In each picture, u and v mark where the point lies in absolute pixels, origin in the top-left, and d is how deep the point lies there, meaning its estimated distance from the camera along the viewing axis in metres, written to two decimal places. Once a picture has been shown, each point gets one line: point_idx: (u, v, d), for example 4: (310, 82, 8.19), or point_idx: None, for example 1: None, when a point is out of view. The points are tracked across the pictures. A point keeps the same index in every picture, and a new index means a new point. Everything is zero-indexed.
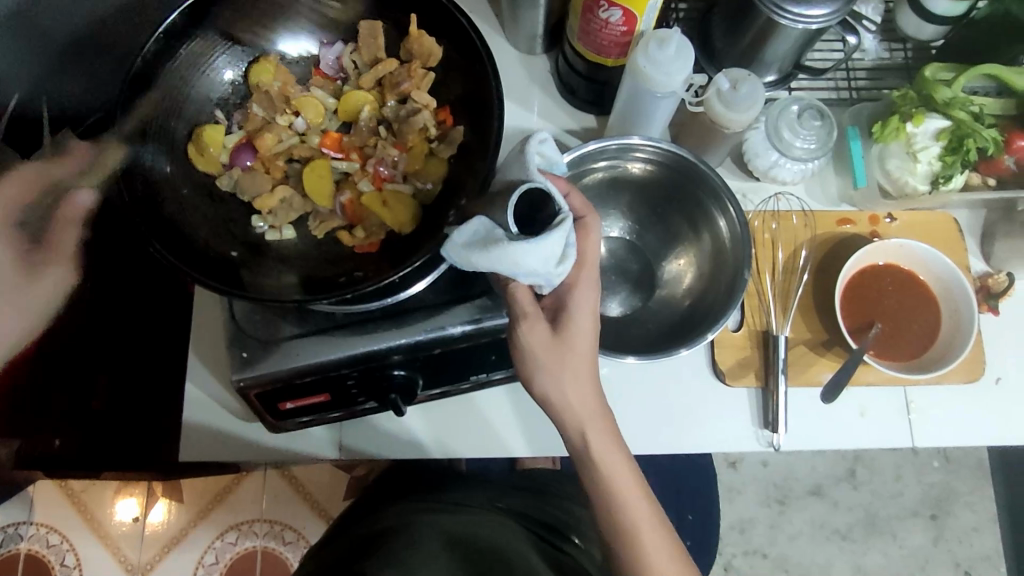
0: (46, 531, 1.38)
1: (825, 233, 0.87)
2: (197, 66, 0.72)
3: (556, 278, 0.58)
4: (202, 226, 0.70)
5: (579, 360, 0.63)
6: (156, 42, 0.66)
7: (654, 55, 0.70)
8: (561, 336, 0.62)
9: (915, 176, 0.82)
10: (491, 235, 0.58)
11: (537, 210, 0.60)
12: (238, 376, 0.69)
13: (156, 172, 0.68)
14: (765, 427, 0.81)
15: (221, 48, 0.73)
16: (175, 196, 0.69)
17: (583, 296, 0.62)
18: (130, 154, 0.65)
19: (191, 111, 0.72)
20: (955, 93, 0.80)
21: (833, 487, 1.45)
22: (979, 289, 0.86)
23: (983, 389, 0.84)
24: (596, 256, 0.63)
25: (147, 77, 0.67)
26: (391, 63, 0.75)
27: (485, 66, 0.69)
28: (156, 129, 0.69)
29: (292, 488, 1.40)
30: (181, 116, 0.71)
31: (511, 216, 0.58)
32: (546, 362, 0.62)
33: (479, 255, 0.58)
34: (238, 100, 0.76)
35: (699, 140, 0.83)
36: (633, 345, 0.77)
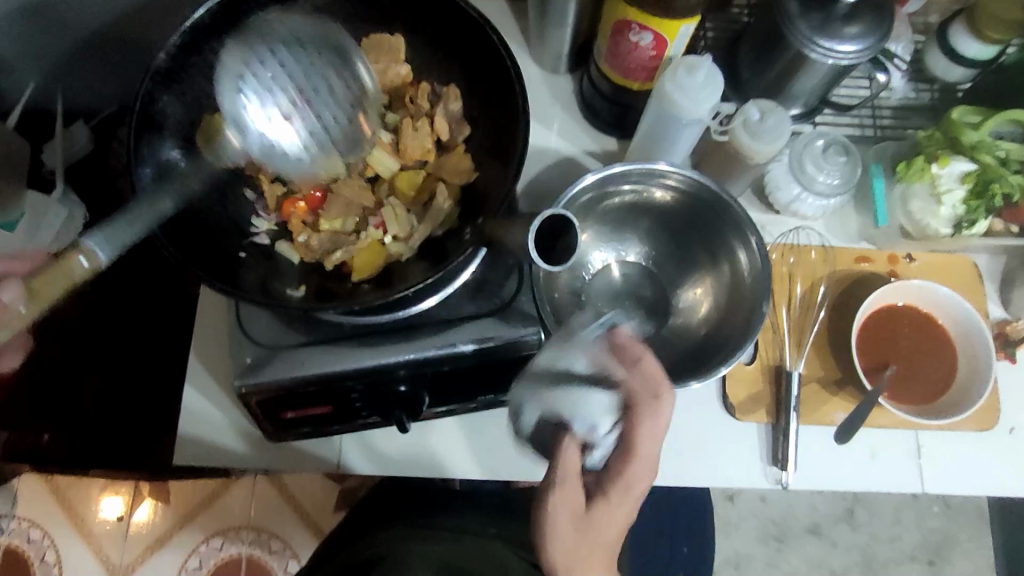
0: (28, 525, 1.35)
1: (842, 271, 0.85)
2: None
3: (604, 467, 0.60)
4: (219, 226, 0.69)
5: (610, 534, 0.61)
6: (182, 36, 0.65)
7: (682, 80, 0.69)
8: (590, 518, 0.59)
9: (937, 219, 0.81)
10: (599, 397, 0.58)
11: (555, 238, 0.57)
12: (240, 381, 0.67)
13: (171, 167, 0.67)
14: (774, 464, 0.79)
15: None
16: None
17: (633, 489, 0.59)
18: (147, 147, 0.64)
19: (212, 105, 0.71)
20: (982, 137, 0.79)
21: (832, 526, 1.42)
22: (996, 336, 0.85)
23: (996, 439, 0.82)
24: (650, 448, 0.58)
25: (170, 70, 0.66)
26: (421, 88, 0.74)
27: (512, 83, 0.68)
28: (175, 122, 0.68)
29: (283, 498, 1.37)
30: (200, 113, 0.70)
31: (532, 242, 0.55)
32: (568, 543, 0.58)
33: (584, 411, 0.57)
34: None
35: (722, 169, 0.82)
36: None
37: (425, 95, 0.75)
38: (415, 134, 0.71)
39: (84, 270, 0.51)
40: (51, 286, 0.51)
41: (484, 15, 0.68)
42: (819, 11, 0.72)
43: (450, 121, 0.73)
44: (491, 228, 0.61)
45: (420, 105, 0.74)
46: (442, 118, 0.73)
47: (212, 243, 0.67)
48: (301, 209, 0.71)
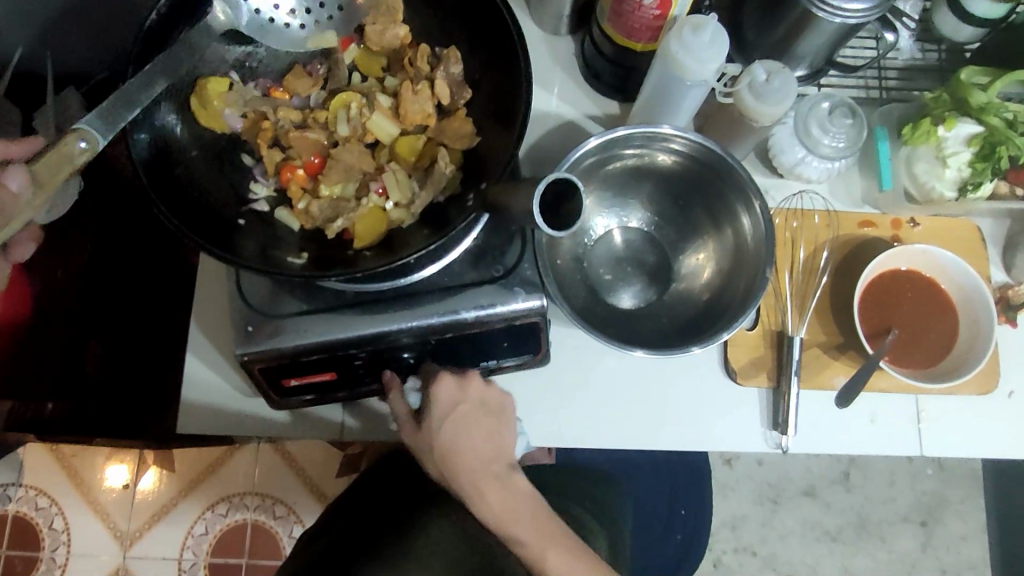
0: (35, 493, 1.37)
1: (846, 236, 0.85)
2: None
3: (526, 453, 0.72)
4: (217, 192, 0.68)
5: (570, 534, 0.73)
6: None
7: (687, 40, 0.68)
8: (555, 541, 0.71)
9: (942, 181, 0.80)
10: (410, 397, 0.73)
11: (563, 200, 0.57)
12: (242, 349, 0.67)
13: (167, 132, 0.65)
14: (774, 428, 0.80)
15: None
16: (184, 157, 0.66)
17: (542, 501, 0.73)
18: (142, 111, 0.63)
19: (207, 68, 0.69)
20: (990, 98, 0.78)
21: (827, 489, 1.45)
22: (998, 300, 0.85)
23: (994, 402, 0.83)
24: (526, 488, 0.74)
25: (164, 31, 0.64)
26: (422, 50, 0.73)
27: (513, 42, 0.67)
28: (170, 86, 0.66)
29: (286, 465, 1.38)
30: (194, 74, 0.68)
31: (538, 206, 0.55)
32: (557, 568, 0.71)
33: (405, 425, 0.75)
34: (257, 64, 0.73)
35: (726, 132, 0.81)
36: (639, 337, 0.75)
37: (426, 57, 0.73)
38: (415, 98, 0.70)
39: (82, 154, 0.54)
40: (54, 172, 0.53)
41: None
42: None
43: (452, 84, 0.71)
44: (493, 193, 0.61)
45: (421, 68, 0.72)
46: (442, 81, 0.71)
47: (210, 209, 0.66)
48: (300, 175, 0.70)
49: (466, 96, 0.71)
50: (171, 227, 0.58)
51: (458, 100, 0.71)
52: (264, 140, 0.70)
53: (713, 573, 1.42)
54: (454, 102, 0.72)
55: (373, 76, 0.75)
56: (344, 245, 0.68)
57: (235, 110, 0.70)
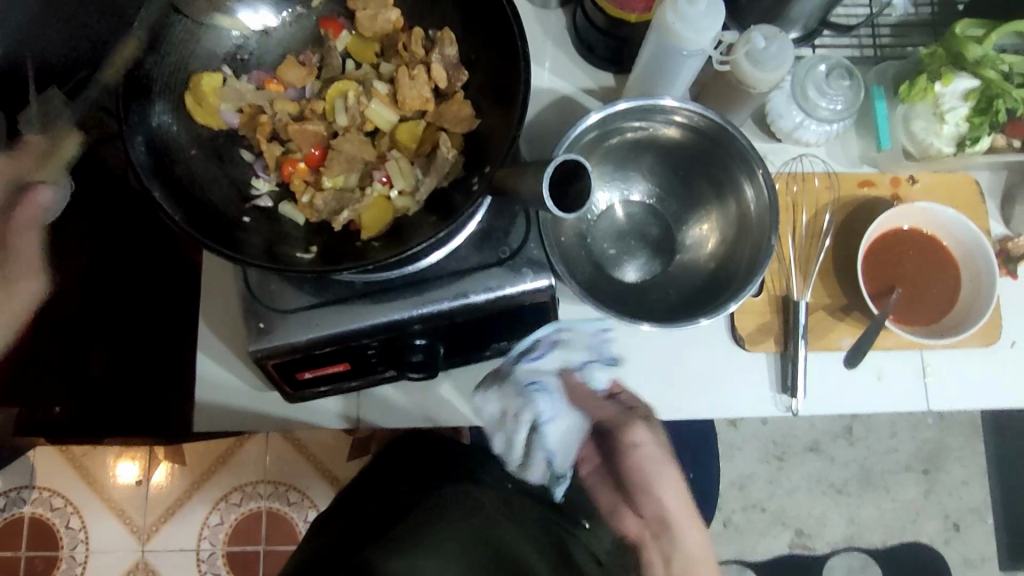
0: (49, 494, 1.38)
1: (847, 197, 0.85)
2: (202, 18, 0.68)
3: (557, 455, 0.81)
4: (218, 189, 0.67)
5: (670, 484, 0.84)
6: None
7: (683, 11, 0.67)
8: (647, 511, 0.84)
9: (941, 137, 0.80)
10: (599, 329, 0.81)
11: (570, 181, 0.56)
12: (256, 346, 0.67)
13: (163, 131, 0.65)
14: (783, 392, 0.81)
15: None
16: (182, 156, 0.66)
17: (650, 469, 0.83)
18: (137, 111, 0.63)
19: (199, 67, 0.69)
20: (987, 51, 0.78)
21: (830, 443, 1.48)
22: (998, 253, 0.86)
23: (997, 354, 0.84)
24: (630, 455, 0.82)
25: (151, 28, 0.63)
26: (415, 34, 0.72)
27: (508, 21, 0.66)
28: (163, 83, 0.65)
29: (297, 452, 1.40)
30: (186, 72, 0.67)
31: (547, 189, 0.55)
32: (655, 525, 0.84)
33: (571, 351, 0.79)
34: (248, 57, 0.72)
35: (724, 100, 0.81)
36: (630, 304, 0.77)
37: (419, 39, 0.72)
38: (412, 83, 0.69)
39: None
40: None
41: None
42: None
43: (447, 65, 0.70)
44: (498, 177, 0.60)
45: (415, 50, 0.71)
46: (437, 64, 0.70)
47: (214, 208, 0.66)
48: (301, 168, 0.69)
49: (461, 78, 0.70)
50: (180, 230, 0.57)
51: (454, 82, 0.71)
52: (262, 134, 0.69)
53: (723, 531, 1.45)
54: (452, 85, 0.71)
55: (365, 62, 0.74)
56: (350, 237, 0.68)
57: (229, 104, 0.70)
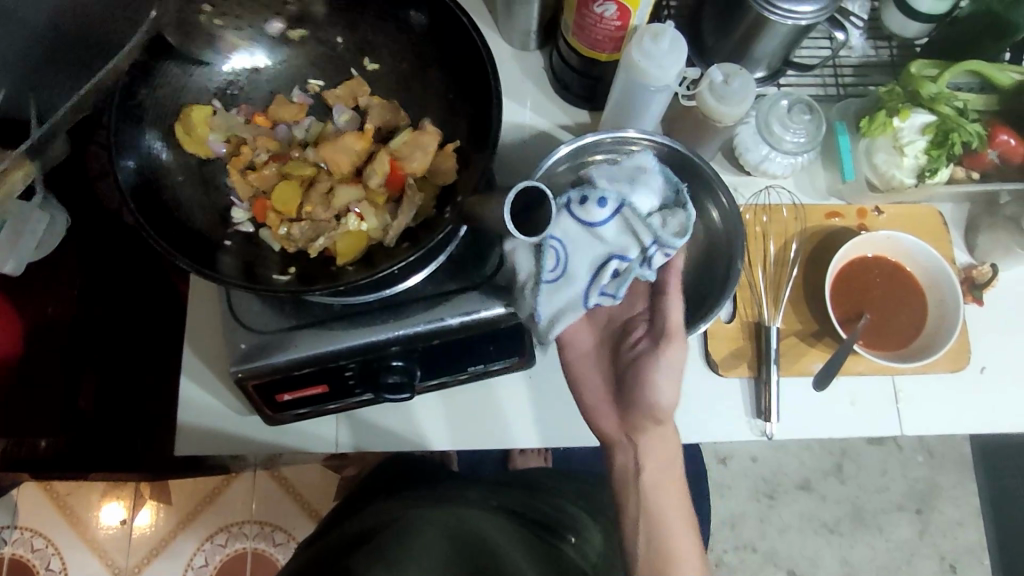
0: (30, 535, 1.36)
1: (814, 227, 0.88)
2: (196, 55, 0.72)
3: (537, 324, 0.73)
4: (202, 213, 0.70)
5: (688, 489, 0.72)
6: (156, 30, 0.67)
7: (648, 48, 0.71)
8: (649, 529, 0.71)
9: (902, 169, 0.84)
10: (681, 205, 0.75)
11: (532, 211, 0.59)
12: (236, 367, 0.69)
13: (153, 159, 0.68)
14: (758, 417, 0.82)
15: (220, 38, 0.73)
16: (170, 184, 0.69)
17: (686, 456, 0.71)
18: (128, 140, 0.66)
19: (190, 100, 0.72)
20: (940, 89, 0.83)
21: (821, 481, 1.47)
22: (964, 281, 0.88)
23: (968, 379, 0.86)
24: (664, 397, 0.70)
25: (147, 63, 0.67)
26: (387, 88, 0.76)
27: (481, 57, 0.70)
28: (154, 115, 0.69)
29: (283, 490, 1.39)
30: (178, 104, 0.71)
31: (508, 215, 0.57)
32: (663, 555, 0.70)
33: (636, 222, 0.72)
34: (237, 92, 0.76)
35: (691, 134, 0.85)
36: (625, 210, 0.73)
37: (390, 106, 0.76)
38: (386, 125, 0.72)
39: None
40: None
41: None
42: None
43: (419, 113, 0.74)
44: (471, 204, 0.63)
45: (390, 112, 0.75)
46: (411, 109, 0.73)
47: (196, 231, 0.69)
48: (274, 201, 0.71)
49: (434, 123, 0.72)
50: (162, 249, 0.60)
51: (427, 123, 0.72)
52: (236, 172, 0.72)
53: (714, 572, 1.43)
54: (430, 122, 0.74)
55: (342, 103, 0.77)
56: (328, 262, 0.70)
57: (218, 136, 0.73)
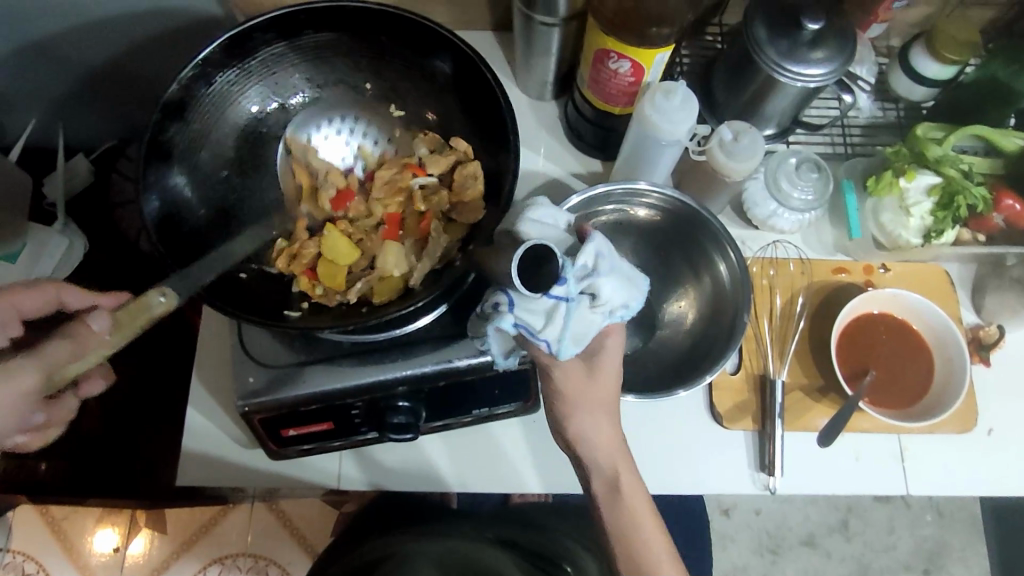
0: (23, 559, 1.35)
1: (820, 282, 0.89)
2: (230, 94, 0.74)
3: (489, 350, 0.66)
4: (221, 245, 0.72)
5: None
6: (193, 69, 0.69)
7: (660, 104, 0.73)
8: None
9: (908, 230, 0.85)
10: (619, 316, 0.62)
11: (538, 265, 0.57)
12: (242, 400, 0.69)
13: (178, 194, 0.70)
14: (761, 470, 0.82)
15: (255, 79, 0.75)
16: (193, 218, 0.71)
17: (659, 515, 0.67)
18: (156, 173, 0.68)
19: (219, 136, 0.75)
20: (946, 152, 0.84)
21: (826, 537, 1.44)
22: (970, 340, 0.89)
23: (974, 440, 0.85)
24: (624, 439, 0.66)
25: (181, 100, 0.70)
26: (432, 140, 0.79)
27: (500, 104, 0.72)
28: (183, 148, 0.72)
29: (280, 523, 1.38)
30: (208, 139, 0.74)
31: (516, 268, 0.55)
32: None
33: (561, 314, 0.57)
34: (267, 130, 0.78)
35: (700, 188, 0.86)
36: (588, 297, 0.59)
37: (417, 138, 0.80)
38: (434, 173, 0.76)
39: (159, 306, 0.54)
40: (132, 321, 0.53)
41: (479, 53, 0.72)
42: (786, 37, 0.76)
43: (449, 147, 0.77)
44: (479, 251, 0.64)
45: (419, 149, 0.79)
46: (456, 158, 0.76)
47: None
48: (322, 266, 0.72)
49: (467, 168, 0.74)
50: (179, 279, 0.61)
51: (461, 159, 0.76)
52: (286, 256, 0.71)
53: None
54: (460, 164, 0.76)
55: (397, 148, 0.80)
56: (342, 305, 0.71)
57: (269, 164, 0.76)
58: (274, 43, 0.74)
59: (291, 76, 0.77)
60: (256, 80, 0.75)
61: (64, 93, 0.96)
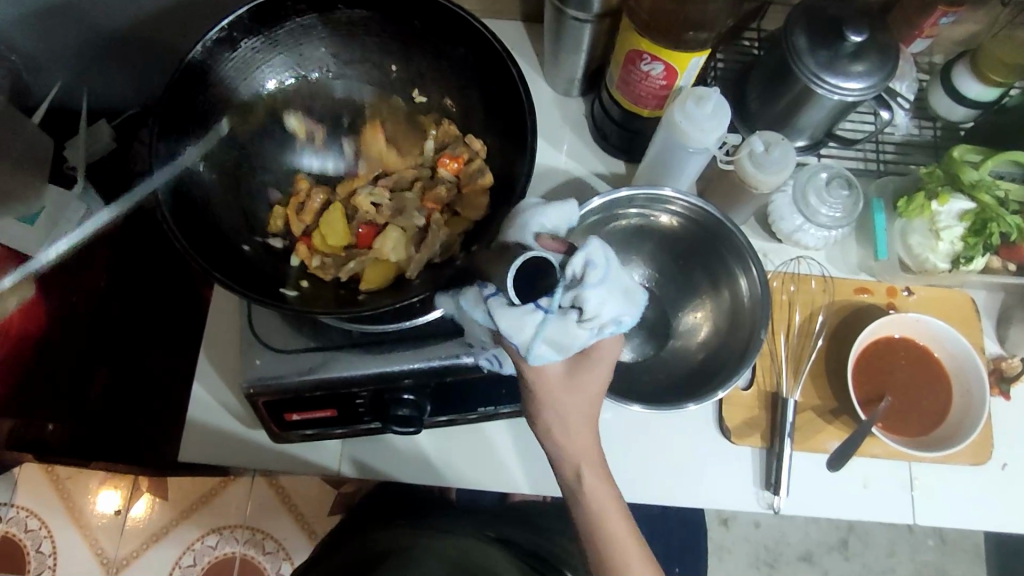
0: (26, 515, 1.37)
1: (842, 301, 0.87)
2: (253, 61, 0.73)
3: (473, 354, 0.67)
4: (227, 216, 0.71)
5: None
6: (219, 32, 0.69)
7: (691, 111, 0.71)
8: None
9: (936, 253, 0.83)
10: (608, 331, 0.59)
11: (537, 279, 0.55)
12: (248, 382, 0.69)
13: (189, 160, 0.69)
14: (767, 488, 0.81)
15: (280, 50, 0.75)
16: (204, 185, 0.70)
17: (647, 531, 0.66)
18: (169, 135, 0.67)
19: (238, 104, 0.74)
20: (981, 176, 0.82)
21: (824, 555, 1.43)
22: (992, 371, 0.86)
23: (987, 475, 0.83)
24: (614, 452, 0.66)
25: (204, 62, 0.69)
26: (449, 131, 0.78)
27: (520, 95, 0.71)
28: (200, 112, 0.70)
29: (279, 499, 1.38)
30: (227, 105, 0.73)
31: (511, 277, 0.54)
32: None
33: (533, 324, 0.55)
34: (288, 101, 0.78)
35: (724, 197, 0.85)
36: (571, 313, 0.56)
37: (433, 128, 0.79)
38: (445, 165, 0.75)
39: None
40: None
41: (508, 49, 0.71)
42: (826, 48, 0.74)
43: (462, 141, 0.77)
44: (490, 254, 0.63)
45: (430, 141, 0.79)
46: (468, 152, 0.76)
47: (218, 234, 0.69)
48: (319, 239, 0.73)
49: (475, 166, 0.74)
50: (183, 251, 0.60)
51: (474, 156, 0.75)
52: (291, 213, 0.73)
53: None
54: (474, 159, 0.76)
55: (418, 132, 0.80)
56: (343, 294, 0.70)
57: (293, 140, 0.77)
58: (305, 14, 0.73)
59: (319, 49, 0.77)
60: (279, 50, 0.75)
61: (89, 56, 0.96)
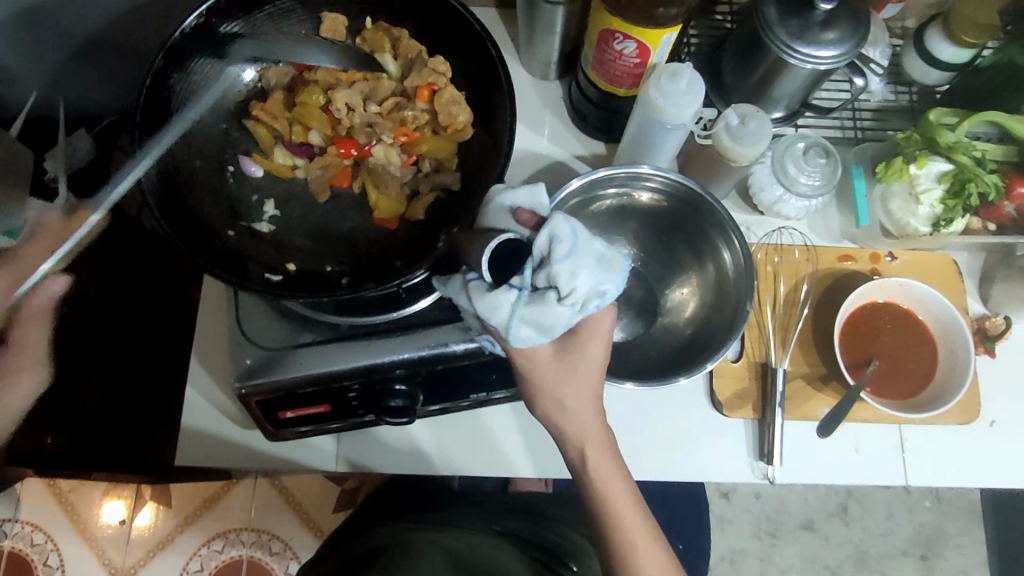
0: (31, 530, 1.37)
1: (825, 270, 0.88)
2: (231, 46, 0.73)
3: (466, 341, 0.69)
4: (210, 206, 0.71)
5: None
6: (197, 19, 0.68)
7: (666, 87, 0.71)
8: None
9: (917, 217, 0.83)
10: (594, 306, 0.57)
11: (511, 262, 0.58)
12: (241, 383, 0.69)
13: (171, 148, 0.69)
14: (760, 458, 0.81)
15: (259, 35, 0.75)
16: (189, 173, 0.71)
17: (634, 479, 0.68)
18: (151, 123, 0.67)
19: (219, 89, 0.74)
20: (958, 138, 0.82)
21: (825, 521, 1.44)
22: (976, 331, 0.87)
23: (976, 433, 0.84)
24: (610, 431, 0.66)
25: (184, 48, 0.69)
26: (412, 46, 0.77)
27: (497, 71, 0.73)
28: (182, 101, 0.71)
29: (282, 499, 1.39)
30: (208, 91, 0.73)
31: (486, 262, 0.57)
32: None
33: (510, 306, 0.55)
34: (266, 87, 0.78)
35: (704, 170, 0.85)
36: (549, 290, 0.55)
37: (387, 43, 0.77)
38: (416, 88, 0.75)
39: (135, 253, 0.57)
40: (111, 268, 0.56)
41: (488, 31, 0.72)
42: (796, 17, 0.74)
43: (425, 62, 0.76)
44: (472, 240, 0.63)
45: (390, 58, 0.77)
46: (435, 73, 0.75)
47: (201, 223, 0.69)
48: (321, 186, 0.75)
49: (447, 94, 0.74)
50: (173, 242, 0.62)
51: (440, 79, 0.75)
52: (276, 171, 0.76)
53: None
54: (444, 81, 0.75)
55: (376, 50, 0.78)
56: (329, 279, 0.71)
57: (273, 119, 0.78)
58: None
59: (296, 33, 0.77)
60: (257, 36, 0.75)
61: (62, 63, 0.95)
